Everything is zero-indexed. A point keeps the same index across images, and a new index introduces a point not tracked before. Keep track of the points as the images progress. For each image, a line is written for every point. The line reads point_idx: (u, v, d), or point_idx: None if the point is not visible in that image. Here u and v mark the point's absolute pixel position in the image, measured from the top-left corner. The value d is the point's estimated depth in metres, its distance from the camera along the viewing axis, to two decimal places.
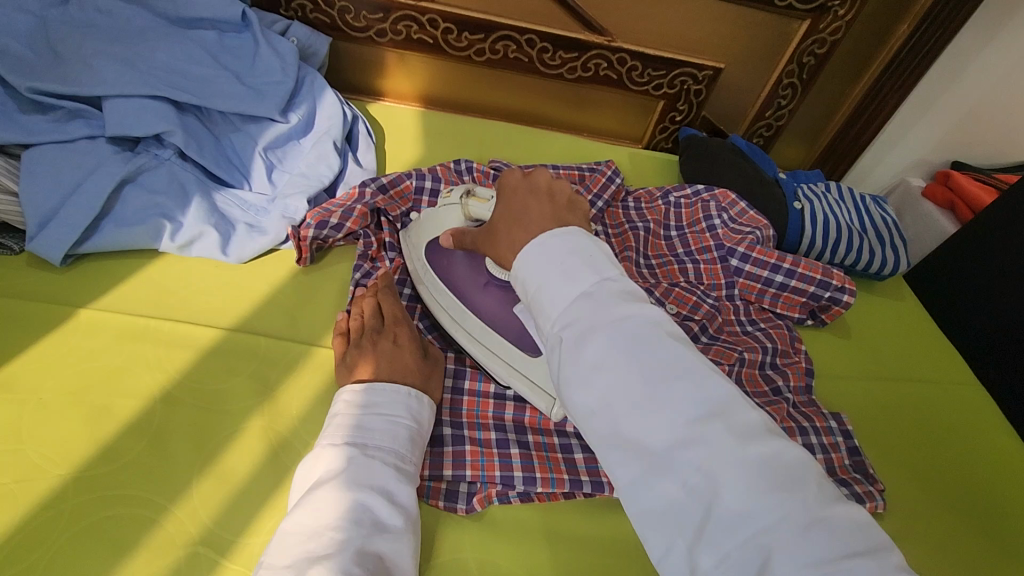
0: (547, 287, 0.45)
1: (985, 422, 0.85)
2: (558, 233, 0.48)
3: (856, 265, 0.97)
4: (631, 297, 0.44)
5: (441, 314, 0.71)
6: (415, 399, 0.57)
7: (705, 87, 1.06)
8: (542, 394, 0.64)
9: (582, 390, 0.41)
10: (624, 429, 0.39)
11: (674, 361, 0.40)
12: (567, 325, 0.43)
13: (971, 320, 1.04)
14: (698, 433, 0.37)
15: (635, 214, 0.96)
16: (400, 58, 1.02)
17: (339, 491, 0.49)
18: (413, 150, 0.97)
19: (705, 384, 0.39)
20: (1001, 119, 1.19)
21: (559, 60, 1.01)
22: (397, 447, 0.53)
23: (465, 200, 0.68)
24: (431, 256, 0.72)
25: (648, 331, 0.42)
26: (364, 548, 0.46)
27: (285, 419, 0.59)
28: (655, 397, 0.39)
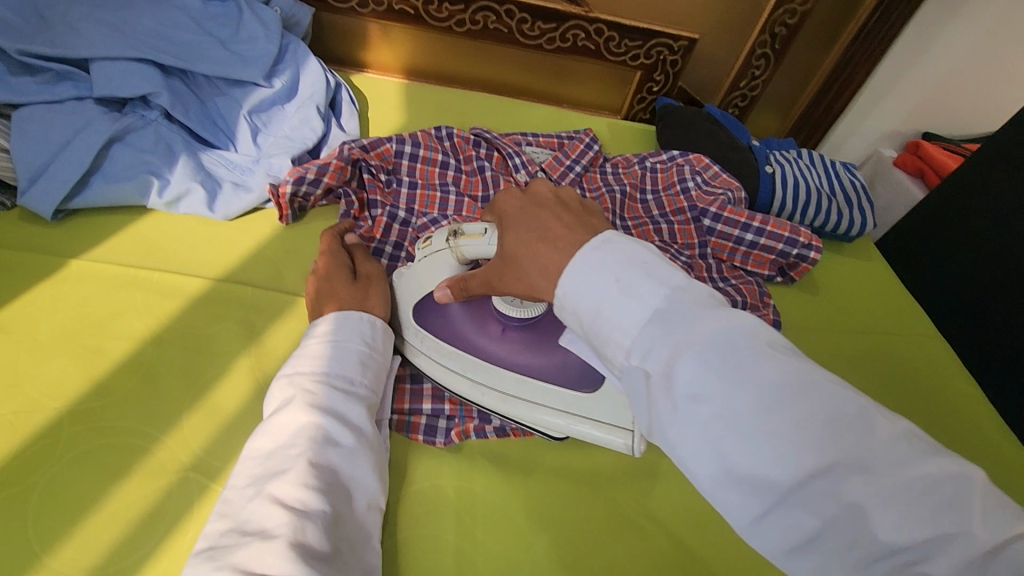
0: (608, 311, 0.42)
1: (948, 367, 0.90)
2: (600, 244, 0.45)
3: (824, 227, 1.01)
4: (706, 305, 0.40)
5: (459, 382, 0.64)
6: (367, 323, 0.60)
7: (681, 57, 1.09)
8: (618, 432, 0.61)
9: (678, 423, 0.38)
10: (737, 464, 0.35)
11: (774, 376, 0.36)
12: (645, 354, 0.40)
13: (933, 281, 1.08)
14: (828, 459, 0.33)
15: (613, 178, 0.99)
16: (382, 29, 1.04)
17: (288, 414, 0.51)
18: (395, 119, 1.00)
19: (814, 398, 0.35)
20: (965, 88, 1.24)
21: (537, 30, 1.04)
22: (349, 374, 0.56)
23: (454, 242, 0.58)
24: (425, 318, 0.65)
25: (736, 343, 0.38)
26: (314, 460, 0.49)
27: (271, 359, 0.62)
28: (767, 423, 0.35)
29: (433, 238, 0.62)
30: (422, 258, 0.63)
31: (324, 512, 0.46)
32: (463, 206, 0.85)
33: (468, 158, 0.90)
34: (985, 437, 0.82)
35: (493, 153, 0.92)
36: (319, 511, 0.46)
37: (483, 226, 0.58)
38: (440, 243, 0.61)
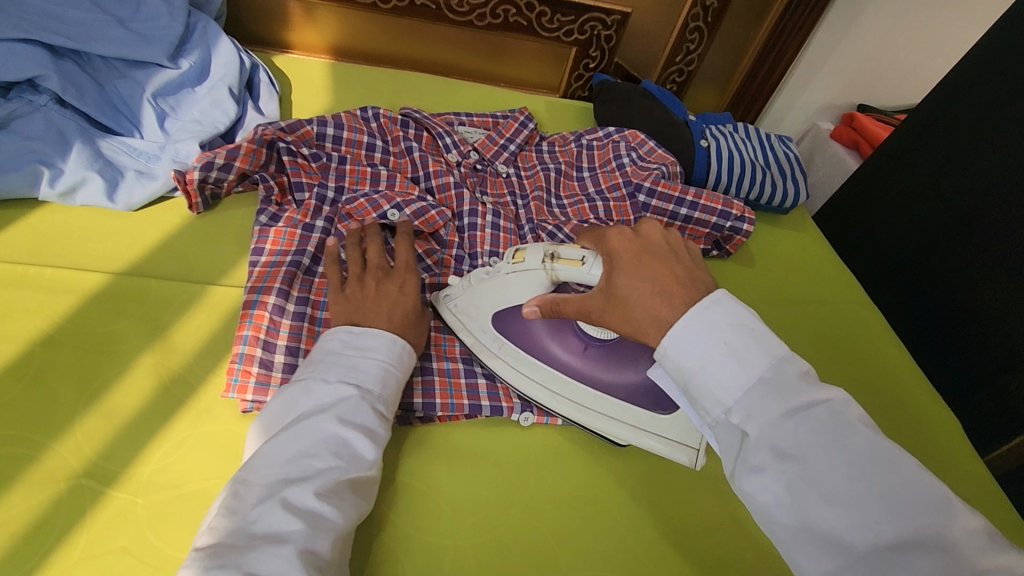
0: (713, 369, 0.46)
1: (866, 314, 0.94)
2: (712, 304, 0.48)
3: (759, 199, 1.01)
4: (806, 381, 0.45)
5: (535, 389, 0.65)
6: (407, 353, 0.57)
7: (615, 32, 1.08)
8: (681, 447, 0.63)
9: (764, 478, 0.42)
10: (816, 520, 0.40)
11: (870, 453, 0.41)
12: (745, 416, 0.44)
13: (862, 249, 1.11)
14: (910, 537, 0.38)
15: (548, 156, 0.98)
16: (306, 9, 0.99)
17: (321, 423, 0.49)
18: (322, 101, 0.96)
19: (899, 478, 0.40)
20: (892, 60, 1.27)
21: (466, 6, 1.01)
22: (382, 393, 0.54)
23: (552, 264, 0.62)
24: (505, 328, 0.67)
25: (835, 417, 0.43)
26: (339, 479, 0.47)
27: (177, 356, 0.58)
28: (855, 486, 0.40)
29: (528, 257, 0.64)
30: (509, 272, 0.66)
31: (337, 525, 0.46)
32: (396, 181, 0.81)
33: (395, 139, 0.87)
34: (905, 372, 0.87)
35: (423, 133, 0.91)
36: (333, 526, 0.45)
37: (581, 254, 0.61)
38: (534, 261, 0.64)
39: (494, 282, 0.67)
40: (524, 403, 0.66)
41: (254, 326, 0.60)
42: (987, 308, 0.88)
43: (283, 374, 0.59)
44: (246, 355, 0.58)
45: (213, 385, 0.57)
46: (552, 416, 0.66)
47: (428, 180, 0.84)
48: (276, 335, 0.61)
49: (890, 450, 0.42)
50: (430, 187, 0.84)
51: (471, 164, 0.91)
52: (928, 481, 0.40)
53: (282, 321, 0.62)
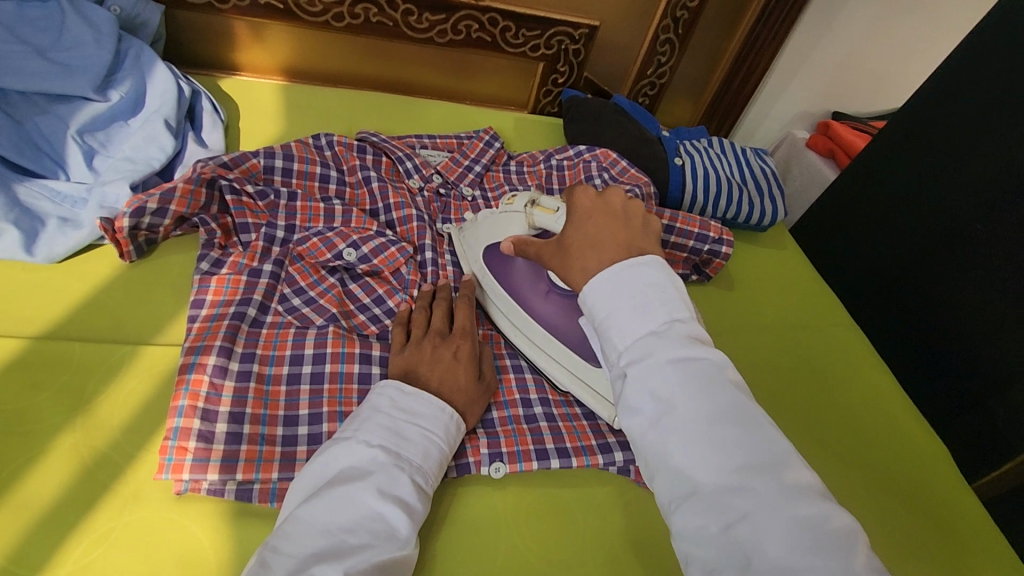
0: (617, 318, 0.46)
1: (845, 338, 0.91)
2: (635, 264, 0.48)
3: (737, 218, 0.98)
4: (699, 341, 0.45)
5: (500, 319, 0.72)
6: (455, 425, 0.55)
7: (583, 46, 1.05)
8: (605, 403, 0.65)
9: (640, 419, 0.42)
10: (674, 460, 0.40)
11: (736, 408, 0.41)
12: (632, 359, 0.44)
13: (841, 263, 1.09)
14: (747, 481, 0.38)
15: (517, 178, 0.94)
16: (253, 28, 0.93)
17: (361, 494, 0.47)
18: (273, 126, 0.90)
19: (756, 432, 0.40)
20: (867, 66, 1.25)
21: (426, 22, 0.96)
22: (426, 466, 0.51)
23: (530, 211, 0.67)
24: (491, 264, 0.73)
25: (712, 373, 0.42)
26: (373, 559, 0.44)
27: (103, 432, 0.52)
28: (712, 432, 0.40)
29: (515, 202, 0.71)
30: (499, 213, 0.74)
31: None
32: (352, 217, 0.75)
33: (352, 168, 0.81)
34: (884, 402, 0.83)
35: (381, 159, 0.86)
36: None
37: (558, 206, 0.67)
38: (518, 206, 0.71)
39: (491, 222, 0.74)
40: (493, 453, 0.61)
41: (191, 395, 0.54)
42: (972, 328, 0.86)
43: (226, 447, 0.52)
44: (182, 429, 0.52)
45: (144, 464, 0.51)
46: (525, 462, 0.62)
47: (388, 213, 0.79)
48: (217, 402, 0.54)
49: (756, 412, 0.42)
50: (390, 221, 0.79)
51: (434, 189, 0.86)
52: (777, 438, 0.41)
53: (224, 384, 0.56)
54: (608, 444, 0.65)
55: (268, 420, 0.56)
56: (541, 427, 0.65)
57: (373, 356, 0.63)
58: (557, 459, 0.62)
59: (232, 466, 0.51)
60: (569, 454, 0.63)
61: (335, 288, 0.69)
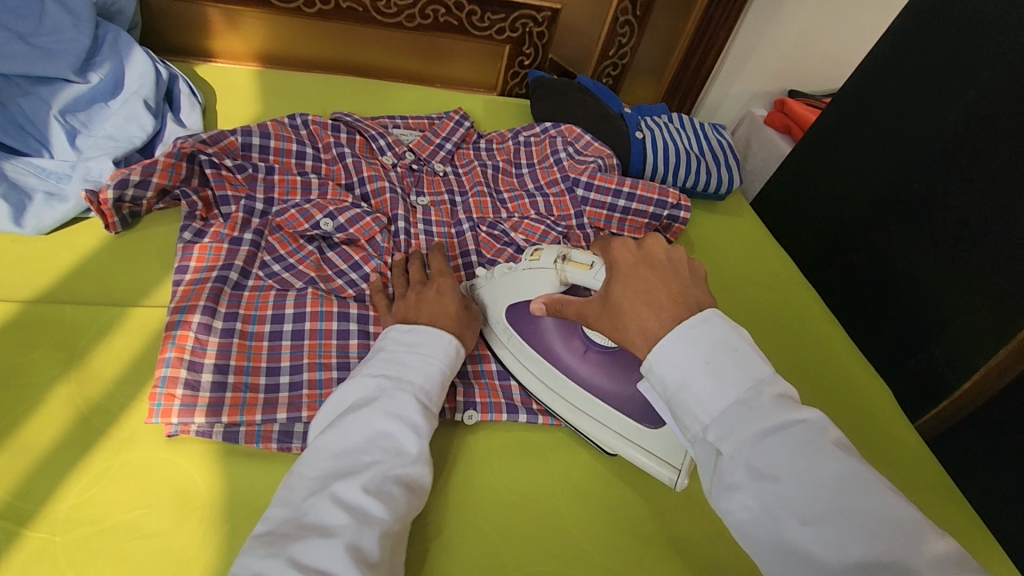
0: (695, 386, 0.46)
1: (817, 314, 0.95)
2: (696, 323, 0.48)
3: (696, 187, 1.04)
4: (786, 402, 0.45)
5: (534, 383, 0.68)
6: (452, 347, 0.58)
7: (547, 29, 1.10)
8: (666, 465, 0.62)
9: (740, 494, 0.42)
10: (793, 540, 0.40)
11: (844, 473, 0.41)
12: (721, 433, 0.44)
13: (795, 229, 1.15)
14: (880, 558, 0.37)
15: (486, 154, 0.98)
16: (227, 16, 0.96)
17: (370, 418, 0.51)
18: (249, 109, 0.93)
19: (873, 498, 0.40)
20: (818, 45, 1.31)
21: (394, 8, 1.00)
22: (428, 388, 0.55)
23: (562, 265, 0.64)
24: (517, 324, 0.70)
25: (813, 438, 0.42)
26: (386, 472, 0.48)
27: (97, 384, 0.56)
28: (832, 509, 0.39)
29: (542, 256, 0.68)
30: (525, 269, 0.70)
31: (385, 516, 0.46)
32: (328, 189, 0.79)
33: (327, 146, 0.85)
34: (849, 371, 0.88)
35: (355, 137, 0.90)
36: (381, 521, 0.45)
37: (592, 259, 0.64)
38: (546, 262, 0.67)
39: (513, 279, 0.71)
40: (467, 403, 0.66)
41: (177, 347, 0.57)
42: (912, 280, 0.92)
43: (212, 394, 0.56)
44: (170, 377, 0.56)
45: (137, 411, 0.55)
46: (495, 413, 0.67)
47: (362, 186, 0.83)
48: (202, 354, 0.58)
49: (865, 474, 0.41)
50: (365, 194, 0.83)
51: (407, 165, 0.91)
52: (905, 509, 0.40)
53: (208, 339, 0.60)
54: None
55: (251, 371, 0.60)
56: (511, 387, 0.71)
57: (350, 314, 0.68)
58: (525, 415, 0.68)
59: (218, 410, 0.55)
60: (535, 412, 0.69)
61: (313, 255, 0.73)
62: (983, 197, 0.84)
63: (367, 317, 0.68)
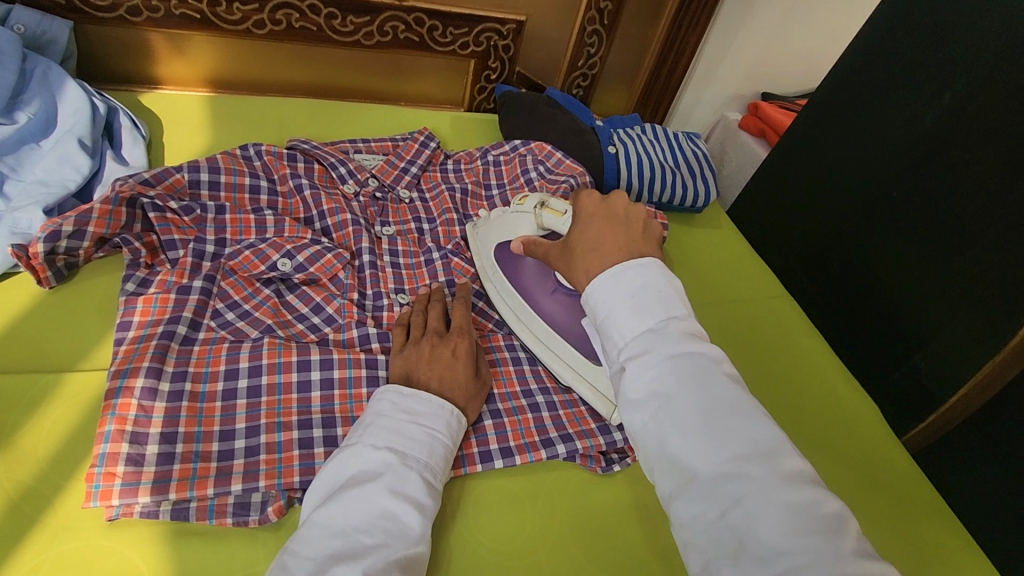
0: (617, 316, 0.48)
1: (800, 326, 0.93)
2: (630, 266, 0.50)
3: (672, 201, 1.01)
4: (694, 338, 0.47)
5: (508, 315, 0.76)
6: (455, 419, 0.57)
7: (512, 41, 1.06)
8: (604, 400, 0.68)
9: (638, 411, 0.45)
10: (671, 450, 0.42)
11: (730, 400, 0.44)
12: (631, 355, 0.46)
13: (774, 237, 1.13)
14: (741, 469, 0.40)
15: (454, 176, 0.94)
16: (172, 41, 0.91)
17: (375, 496, 0.48)
18: (199, 139, 0.88)
19: (749, 421, 0.43)
20: (789, 47, 1.30)
21: (351, 25, 0.95)
22: (432, 462, 0.53)
23: (539, 211, 0.74)
24: (502, 262, 0.77)
25: (707, 366, 0.45)
26: (389, 557, 0.46)
27: (27, 465, 0.51)
28: (710, 429, 0.42)
29: (527, 202, 0.78)
30: (512, 212, 0.79)
31: None
32: (285, 226, 0.74)
33: (283, 177, 0.80)
34: (836, 389, 0.85)
35: (313, 165, 0.85)
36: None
37: (566, 209, 0.73)
38: (529, 206, 0.78)
39: (503, 221, 0.79)
40: None
41: (118, 419, 0.52)
42: (894, 290, 0.91)
43: (157, 468, 0.52)
44: (109, 454, 0.51)
45: (73, 494, 0.50)
46: (469, 465, 0.62)
47: (323, 220, 0.78)
48: (147, 424, 0.53)
49: (746, 399, 0.44)
50: (326, 228, 0.78)
51: (370, 193, 0.86)
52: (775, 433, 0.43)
53: (154, 405, 0.55)
54: (551, 438, 0.67)
55: (203, 437, 0.55)
56: (486, 428, 0.65)
57: (312, 362, 0.62)
58: (501, 459, 0.63)
59: (164, 486, 0.51)
60: (512, 453, 0.64)
61: (270, 300, 0.68)
62: (962, 204, 0.82)
63: (331, 362, 0.63)
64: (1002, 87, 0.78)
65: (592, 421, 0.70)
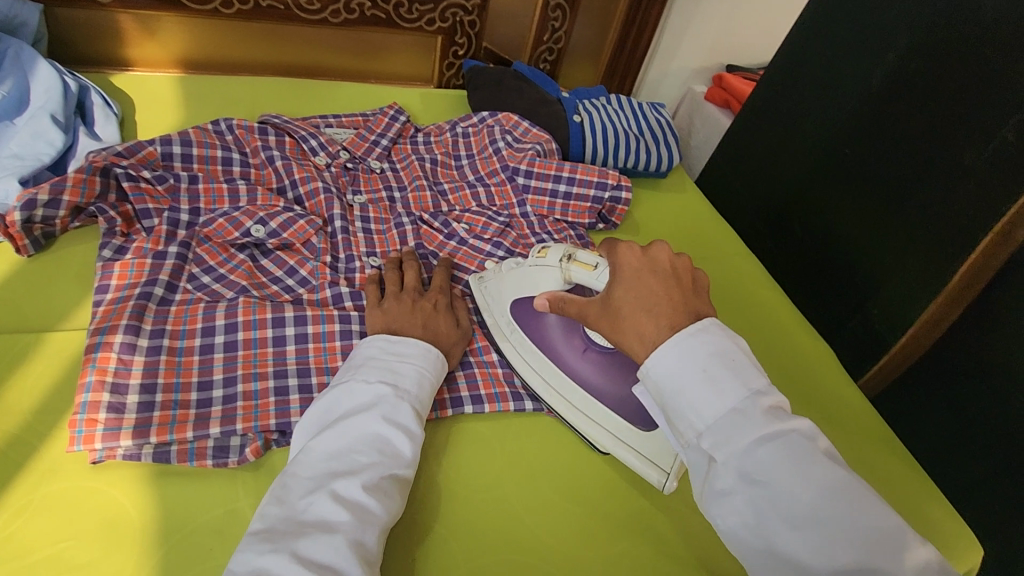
0: (692, 394, 0.47)
1: (763, 283, 0.97)
2: (696, 331, 0.49)
3: (637, 167, 1.04)
4: (779, 413, 0.46)
5: (532, 377, 0.68)
6: (440, 360, 0.60)
7: (477, 17, 1.09)
8: (654, 466, 0.62)
9: (733, 501, 0.44)
10: (783, 548, 0.41)
11: (835, 484, 0.43)
12: (716, 441, 0.45)
13: (738, 202, 1.17)
14: (866, 569, 0.39)
15: (423, 148, 0.97)
16: (141, 23, 0.92)
17: (369, 422, 0.52)
18: (171, 117, 0.90)
19: (863, 509, 0.42)
20: (750, 19, 1.33)
21: (317, 3, 0.97)
22: (421, 396, 0.57)
23: (566, 265, 0.66)
24: (521, 319, 0.70)
25: (804, 448, 0.44)
26: (383, 474, 0.50)
27: (13, 416, 0.53)
28: (822, 522, 0.41)
29: (549, 254, 0.69)
30: (532, 264, 0.71)
31: (381, 518, 0.48)
32: (257, 195, 0.77)
33: (255, 150, 0.83)
34: (799, 341, 0.89)
35: (285, 138, 0.87)
36: (376, 519, 0.48)
37: (597, 260, 0.65)
38: (552, 259, 0.69)
39: (520, 275, 0.72)
40: None
41: (98, 370, 0.55)
42: (850, 243, 0.95)
43: (138, 415, 0.54)
44: (91, 402, 0.53)
45: (58, 441, 0.53)
46: (440, 410, 0.65)
47: (295, 189, 0.81)
48: (127, 376, 0.56)
49: (854, 483, 0.43)
50: (298, 197, 0.81)
51: (341, 164, 0.89)
52: (893, 523, 0.42)
53: (133, 358, 0.57)
54: (520, 394, 0.70)
55: (181, 388, 0.58)
56: (456, 377, 0.68)
57: (286, 318, 0.65)
58: (471, 406, 0.66)
59: (145, 431, 0.54)
60: (482, 401, 0.67)
61: (245, 264, 0.71)
62: (905, 155, 0.87)
63: (304, 318, 0.66)
64: (939, 41, 0.82)
65: None
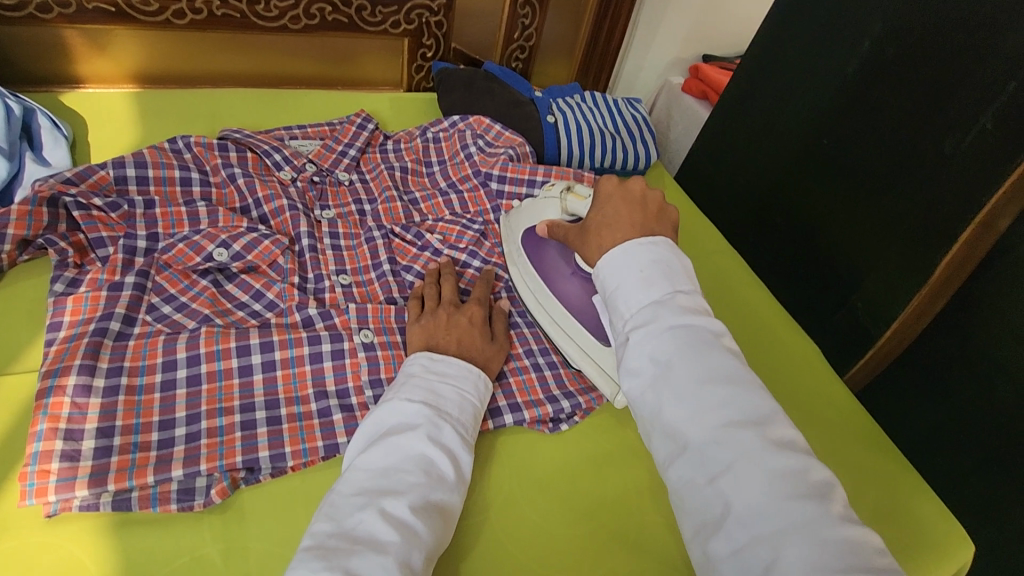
0: (625, 289, 0.51)
1: (748, 281, 0.95)
2: (644, 242, 0.53)
3: (614, 165, 1.01)
4: (696, 311, 0.50)
5: (526, 295, 0.75)
6: (482, 382, 0.59)
7: (444, 17, 1.06)
8: (609, 380, 0.68)
9: (638, 378, 0.48)
10: (667, 416, 0.45)
11: (725, 368, 0.46)
12: (635, 326, 0.49)
13: (718, 196, 1.15)
14: (728, 437, 0.42)
15: (394, 156, 0.94)
16: (90, 38, 0.88)
17: (412, 442, 0.50)
18: (125, 136, 0.86)
19: (743, 390, 0.45)
20: (724, 7, 1.30)
21: (275, 10, 0.93)
22: (463, 418, 0.55)
23: (565, 196, 0.76)
24: (528, 244, 0.78)
25: (706, 338, 0.48)
26: (426, 495, 0.48)
27: None
28: (703, 393, 0.45)
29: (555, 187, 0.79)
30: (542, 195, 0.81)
31: (427, 543, 0.46)
32: (219, 217, 0.73)
33: (215, 168, 0.79)
34: (789, 341, 0.87)
35: (246, 153, 0.84)
36: (423, 542, 0.45)
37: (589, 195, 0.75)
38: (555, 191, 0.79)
39: (532, 205, 0.81)
40: None
41: (50, 418, 0.52)
42: (831, 235, 0.93)
43: (95, 462, 0.52)
44: (43, 452, 0.51)
45: (11, 493, 0.51)
46: None
47: (259, 208, 0.77)
48: (81, 420, 0.53)
49: (742, 371, 0.47)
50: (262, 215, 0.77)
51: (308, 178, 0.85)
52: (767, 408, 0.44)
53: (88, 401, 0.54)
54: (498, 407, 0.65)
55: (141, 429, 0.55)
56: None
57: (251, 346, 0.62)
58: None
59: (102, 479, 0.51)
60: None
61: (207, 290, 0.67)
62: (884, 145, 0.85)
63: (271, 344, 0.63)
64: (916, 28, 0.80)
65: (541, 391, 0.69)
